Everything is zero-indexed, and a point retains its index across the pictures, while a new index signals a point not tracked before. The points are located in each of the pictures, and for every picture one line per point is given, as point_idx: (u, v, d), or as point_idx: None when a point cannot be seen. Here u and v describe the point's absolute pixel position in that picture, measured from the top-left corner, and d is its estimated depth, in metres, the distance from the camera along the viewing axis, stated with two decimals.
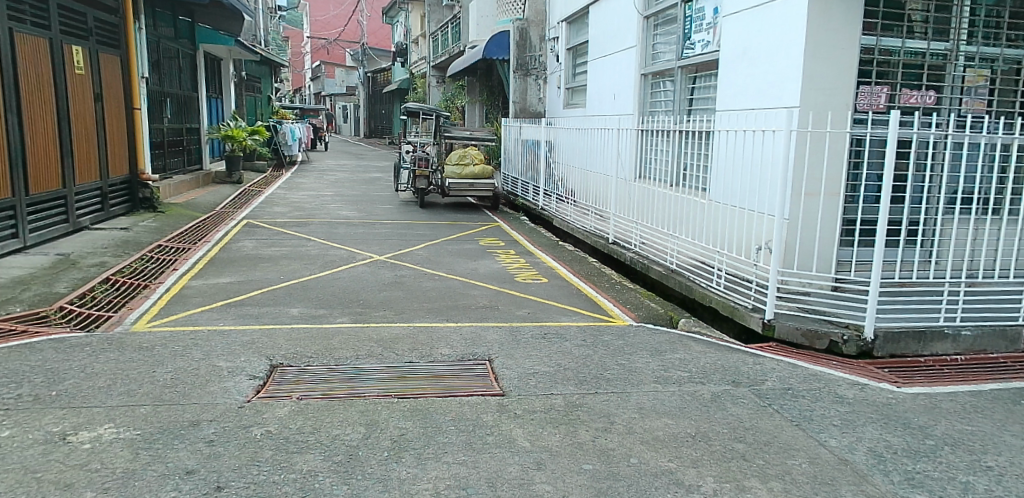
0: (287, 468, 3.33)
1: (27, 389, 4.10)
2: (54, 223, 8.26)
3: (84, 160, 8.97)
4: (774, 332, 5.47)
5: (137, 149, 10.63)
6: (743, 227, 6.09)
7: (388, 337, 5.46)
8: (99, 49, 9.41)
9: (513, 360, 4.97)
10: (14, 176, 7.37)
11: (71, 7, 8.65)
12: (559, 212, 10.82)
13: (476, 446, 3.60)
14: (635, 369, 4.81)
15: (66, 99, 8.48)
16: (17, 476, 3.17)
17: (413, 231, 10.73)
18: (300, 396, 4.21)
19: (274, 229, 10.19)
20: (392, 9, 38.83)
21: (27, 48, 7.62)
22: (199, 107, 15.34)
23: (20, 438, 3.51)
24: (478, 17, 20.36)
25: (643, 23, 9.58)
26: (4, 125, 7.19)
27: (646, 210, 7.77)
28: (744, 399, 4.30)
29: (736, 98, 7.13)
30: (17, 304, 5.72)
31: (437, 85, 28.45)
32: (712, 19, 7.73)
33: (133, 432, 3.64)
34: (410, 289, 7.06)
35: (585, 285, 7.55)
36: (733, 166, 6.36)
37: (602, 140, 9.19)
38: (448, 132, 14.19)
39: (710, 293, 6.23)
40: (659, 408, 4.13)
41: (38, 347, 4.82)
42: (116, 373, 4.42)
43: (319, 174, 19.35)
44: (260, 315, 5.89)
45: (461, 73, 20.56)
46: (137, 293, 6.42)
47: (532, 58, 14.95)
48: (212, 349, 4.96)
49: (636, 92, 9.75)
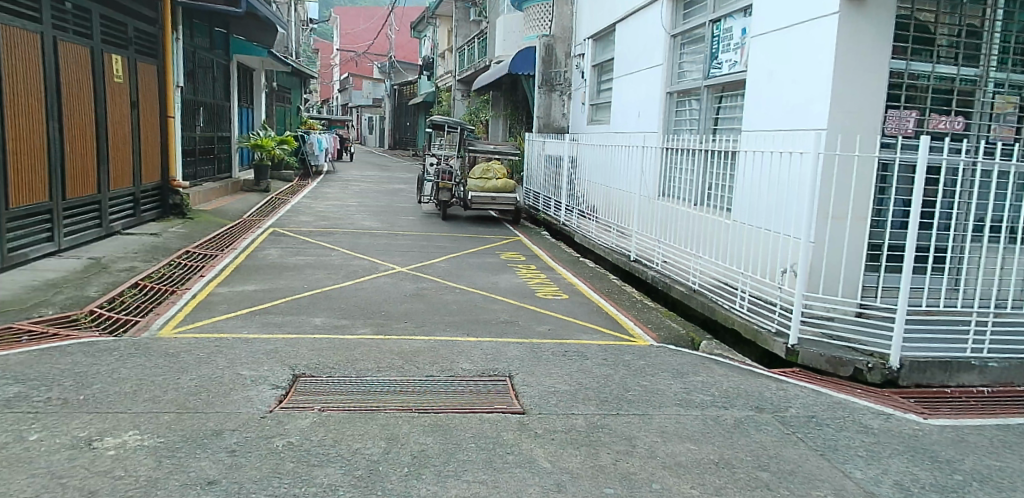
0: (308, 482, 3.35)
1: (56, 393, 4.17)
2: (87, 228, 8.41)
3: (119, 166, 9.15)
4: (798, 358, 5.41)
5: (169, 157, 10.84)
6: (768, 248, 6.04)
7: (409, 350, 5.48)
8: (137, 58, 9.62)
9: (534, 377, 4.97)
10: (52, 180, 7.51)
11: (112, 17, 8.86)
12: (581, 228, 10.84)
13: (496, 465, 3.60)
14: (656, 390, 4.79)
15: (105, 106, 8.67)
16: (44, 481, 3.21)
17: (435, 243, 10.79)
18: (322, 407, 4.25)
19: (299, 238, 10.31)
20: (418, 22, 39.29)
21: (69, 57, 7.81)
22: (230, 116, 15.56)
23: (48, 442, 3.57)
24: (505, 33, 20.63)
25: (670, 42, 9.62)
26: (45, 131, 7.36)
27: (669, 228, 7.75)
28: (767, 425, 4.26)
29: (762, 119, 7.12)
30: (49, 307, 5.83)
31: (462, 98, 29.06)
32: (740, 40, 7.77)
33: (157, 440, 3.69)
34: (431, 301, 7.10)
35: (606, 302, 7.54)
36: (757, 186, 6.34)
37: (626, 157, 9.19)
38: (472, 145, 14.24)
39: (734, 315, 6.19)
40: (681, 432, 4.10)
41: (67, 351, 4.90)
42: (143, 379, 4.48)
43: (343, 184, 19.44)
44: (284, 324, 5.96)
45: (486, 89, 20.80)
46: (164, 298, 6.51)
47: (557, 74, 15.06)
48: (237, 357, 5.02)
49: (661, 109, 9.75)
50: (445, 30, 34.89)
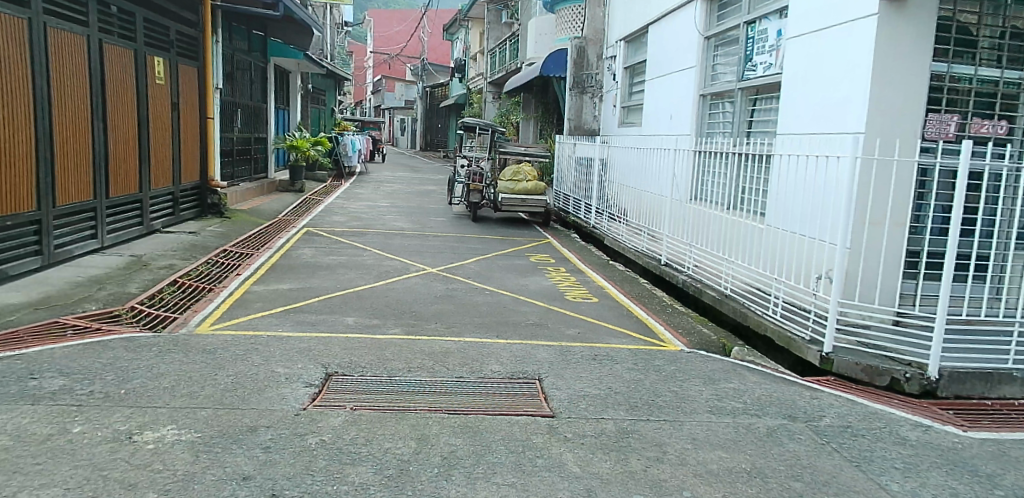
0: (340, 480, 3.39)
1: (98, 387, 4.29)
2: (129, 226, 8.62)
3: (160, 165, 9.37)
4: (833, 366, 5.32)
5: (208, 157, 11.06)
6: (802, 254, 5.94)
7: (439, 350, 5.52)
8: (178, 61, 9.84)
9: (563, 380, 4.97)
10: (96, 178, 7.71)
11: (155, 20, 9.08)
12: (611, 231, 10.80)
13: (525, 468, 3.60)
14: (687, 397, 4.75)
15: (147, 107, 8.88)
16: (86, 473, 3.30)
17: (465, 244, 10.84)
18: (353, 406, 4.30)
19: (332, 238, 10.44)
20: (451, 25, 39.47)
21: (114, 58, 8.02)
22: (267, 118, 15.83)
23: (90, 435, 3.67)
24: (536, 35, 20.68)
25: (703, 44, 9.55)
26: (91, 131, 7.57)
27: (701, 232, 7.69)
28: (801, 435, 4.20)
29: (798, 122, 7.02)
30: (93, 303, 5.99)
31: (493, 101, 29.18)
32: (776, 41, 7.68)
33: (195, 435, 3.77)
34: (461, 303, 7.13)
35: (636, 307, 7.50)
36: (792, 191, 6.25)
37: (658, 160, 9.13)
38: (503, 148, 14.47)
39: (766, 321, 6.11)
40: (712, 440, 4.06)
41: (109, 345, 5.03)
42: (181, 375, 4.58)
43: (375, 185, 19.61)
44: (317, 323, 6.04)
45: (518, 91, 20.86)
46: (202, 296, 6.64)
47: (588, 76, 15.03)
48: (271, 355, 5.10)
49: (693, 111, 9.67)
50: (477, 33, 35.05)
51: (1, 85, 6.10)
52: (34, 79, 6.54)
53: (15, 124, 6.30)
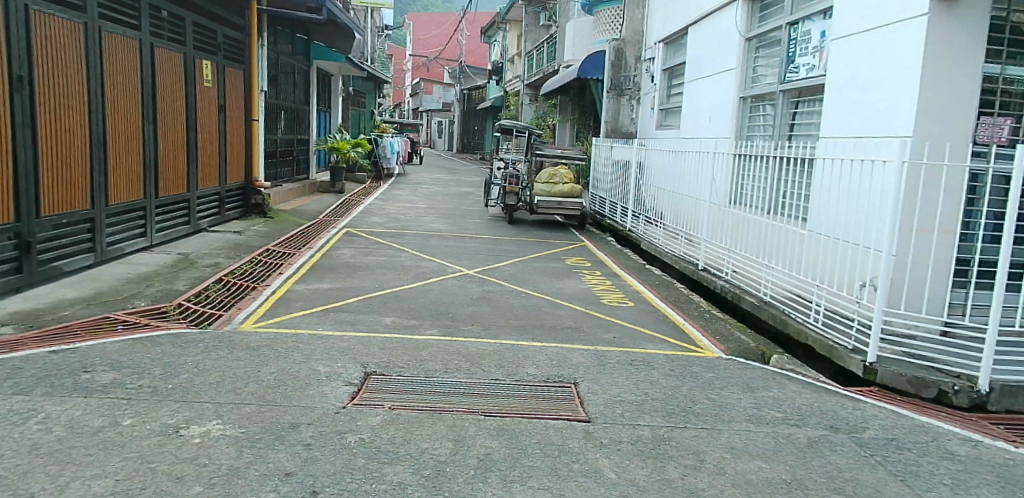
0: (378, 479, 3.44)
1: (147, 381, 4.41)
2: (177, 225, 8.85)
3: (206, 166, 9.60)
4: (876, 376, 5.19)
5: (252, 159, 11.30)
6: (845, 261, 5.82)
7: (475, 352, 5.56)
8: (225, 64, 10.08)
9: (600, 385, 4.95)
10: (146, 178, 7.93)
11: (204, 24, 9.32)
12: (647, 234, 10.73)
13: (561, 473, 3.60)
14: (726, 404, 4.70)
15: (195, 109, 9.12)
16: (136, 465, 3.40)
17: (501, 247, 10.87)
18: (392, 406, 4.35)
19: (371, 239, 10.57)
20: (489, 27, 39.65)
21: (164, 61, 8.24)
22: (310, 119, 16.08)
23: (139, 428, 3.78)
24: (574, 37, 20.64)
25: (744, 45, 9.43)
26: (141, 132, 7.79)
27: (741, 237, 7.58)
28: (844, 447, 4.12)
29: (842, 126, 6.89)
30: (142, 299, 6.16)
31: (530, 103, 29.24)
32: (819, 43, 7.55)
33: (239, 430, 3.85)
34: (497, 305, 7.16)
35: (673, 312, 7.44)
36: (836, 196, 6.13)
37: (697, 163, 9.04)
38: (539, 150, 14.04)
39: (807, 330, 5.99)
40: (752, 450, 4.01)
41: (158, 341, 5.18)
42: (225, 371, 4.69)
43: (413, 187, 19.78)
44: (356, 322, 6.12)
45: (555, 93, 20.86)
46: (245, 294, 6.79)
47: (626, 79, 14.92)
48: (312, 353, 5.19)
49: (733, 114, 9.55)
50: (515, 35, 35.12)
51: (57, 85, 6.31)
52: (88, 82, 6.77)
53: (71, 127, 6.53)
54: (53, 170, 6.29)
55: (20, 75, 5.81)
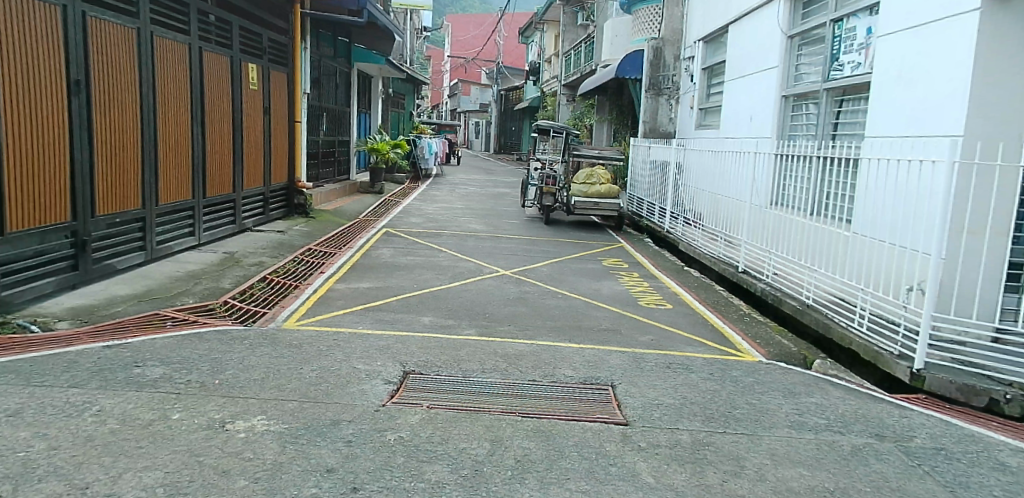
0: (417, 477, 3.48)
1: (195, 376, 4.54)
2: (223, 225, 9.07)
3: (252, 167, 9.82)
4: (924, 384, 5.06)
5: (295, 160, 11.52)
6: (891, 263, 5.69)
7: (513, 353, 5.57)
8: (270, 67, 10.30)
9: (637, 388, 4.93)
10: (194, 180, 8.15)
11: (250, 28, 9.53)
12: (686, 235, 10.62)
13: (599, 476, 3.60)
14: (766, 410, 4.64)
15: (242, 111, 9.33)
16: (184, 458, 3.50)
17: (538, 247, 10.88)
18: (430, 405, 4.40)
19: (409, 239, 10.68)
20: (527, 28, 39.68)
21: (211, 65, 8.46)
22: (350, 121, 16.31)
23: (188, 422, 3.89)
24: (613, 37, 20.51)
25: (786, 42, 9.28)
26: (190, 133, 7.99)
27: (782, 239, 7.47)
28: (889, 455, 4.03)
29: (889, 125, 6.73)
30: (190, 296, 6.33)
31: (567, 103, 29.18)
32: (865, 39, 7.39)
33: (282, 426, 3.94)
34: (534, 306, 7.17)
35: (712, 315, 7.35)
36: (883, 197, 5.99)
37: (737, 163, 8.92)
38: (577, 150, 14.26)
39: (851, 335, 5.87)
40: (793, 456, 3.95)
41: (205, 337, 5.32)
42: (269, 368, 4.80)
43: (450, 188, 19.91)
44: (395, 322, 6.20)
45: (592, 93, 20.77)
46: (288, 292, 6.93)
47: (665, 78, 14.76)
48: (352, 351, 5.27)
49: (775, 113, 9.39)
50: (553, 35, 35.05)
51: (111, 89, 6.52)
52: (140, 86, 6.98)
53: (124, 130, 6.74)
54: (108, 171, 6.51)
55: (78, 79, 6.02)
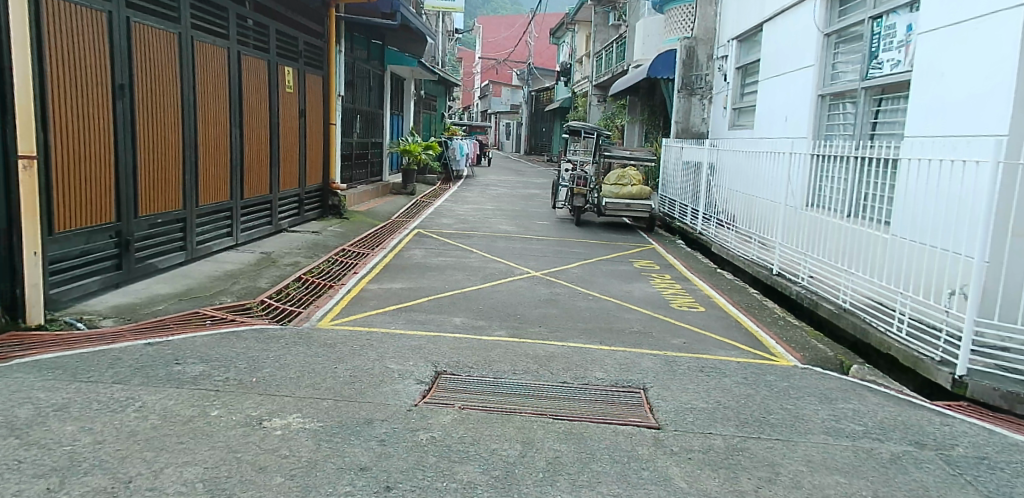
0: (449, 477, 3.51)
1: (233, 374, 4.63)
2: (260, 225, 9.22)
3: (287, 169, 9.97)
4: (967, 391, 4.95)
5: (329, 161, 11.67)
6: (931, 267, 5.56)
7: (543, 354, 5.58)
8: (306, 70, 10.45)
9: (670, 391, 4.90)
10: (232, 182, 8.30)
11: (287, 32, 9.68)
12: (719, 237, 10.51)
13: (631, 480, 3.59)
14: (802, 416, 4.57)
15: (279, 114, 9.50)
16: (223, 454, 3.57)
17: (569, 249, 10.86)
18: (462, 405, 4.43)
19: (441, 239, 10.75)
20: (558, 29, 39.64)
21: (249, 68, 8.61)
22: (383, 123, 16.47)
23: (226, 418, 3.97)
24: (644, 37, 20.38)
25: (823, 41, 9.12)
26: (228, 135, 8.15)
27: (818, 241, 7.35)
28: (930, 464, 3.95)
29: (930, 124, 6.58)
30: (228, 295, 6.46)
31: (598, 104, 29.09)
32: (905, 37, 7.24)
33: (317, 424, 4.00)
34: (565, 307, 7.16)
35: (745, 318, 7.26)
36: (923, 199, 5.86)
37: (772, 164, 8.80)
38: (608, 151, 14.10)
39: (890, 340, 5.75)
40: (830, 464, 3.89)
41: (243, 336, 5.42)
42: (305, 366, 4.87)
43: (481, 188, 20.00)
44: (427, 322, 6.25)
45: (624, 94, 20.68)
46: (322, 292, 7.03)
47: (697, 78, 14.65)
48: (385, 351, 5.33)
49: (811, 113, 9.24)
50: (584, 35, 34.94)
51: (154, 92, 6.68)
52: (181, 90, 7.13)
53: (166, 133, 6.90)
54: (150, 172, 6.68)
55: (123, 83, 6.19)
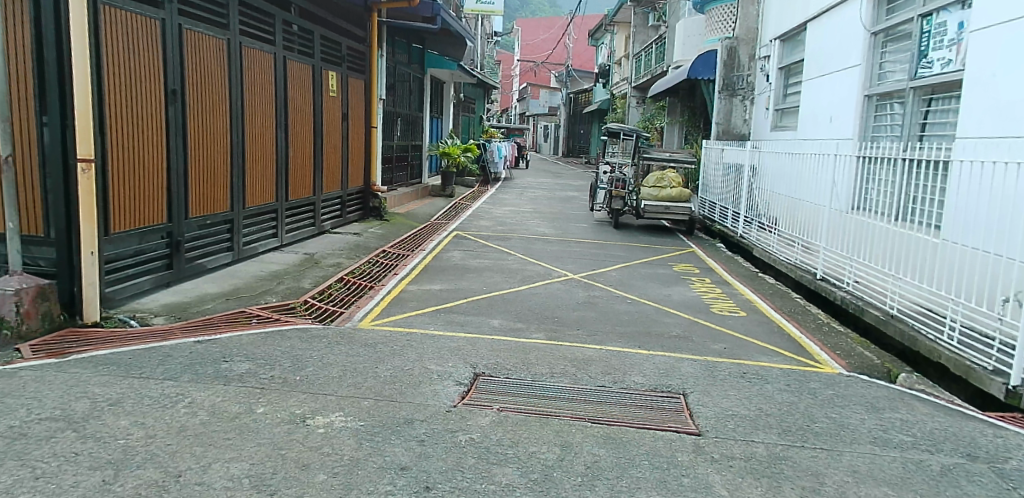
0: (488, 480, 3.53)
1: (277, 372, 4.73)
2: (304, 227, 9.40)
3: (330, 171, 10.14)
4: (1021, 401, 4.80)
5: (371, 164, 11.83)
6: (982, 272, 5.39)
7: (582, 358, 5.57)
8: (349, 74, 10.61)
9: (710, 397, 4.85)
10: (277, 184, 8.48)
11: (331, 37, 9.84)
12: (760, 240, 10.35)
13: (670, 486, 3.57)
14: (847, 425, 4.48)
15: (322, 118, 9.66)
16: (268, 451, 3.65)
17: (608, 252, 10.81)
18: (501, 407, 4.45)
19: (479, 242, 10.81)
20: (597, 31, 39.52)
21: (294, 73, 8.78)
22: (423, 126, 16.61)
23: (272, 416, 4.06)
24: (684, 37, 20.17)
25: (869, 40, 8.91)
26: (274, 139, 8.32)
27: (864, 246, 7.19)
28: (982, 477, 3.83)
29: (983, 125, 6.38)
30: (273, 295, 6.60)
31: (637, 106, 28.91)
32: (957, 35, 7.03)
33: (359, 423, 4.07)
34: (603, 310, 7.14)
35: (788, 323, 7.14)
36: (974, 203, 5.69)
37: (816, 166, 8.64)
38: (647, 154, 14.26)
39: (940, 348, 5.60)
40: (877, 475, 3.81)
41: (287, 335, 5.53)
42: (347, 366, 4.95)
43: (519, 191, 20.00)
44: (465, 324, 6.29)
45: (663, 95, 20.51)
46: (363, 292, 7.13)
47: (739, 78, 14.40)
48: (424, 352, 5.38)
49: (858, 114, 9.04)
50: (623, 37, 34.73)
51: (204, 97, 6.86)
52: (230, 95, 7.31)
53: (214, 137, 7.08)
54: (200, 175, 6.86)
55: (174, 89, 6.38)
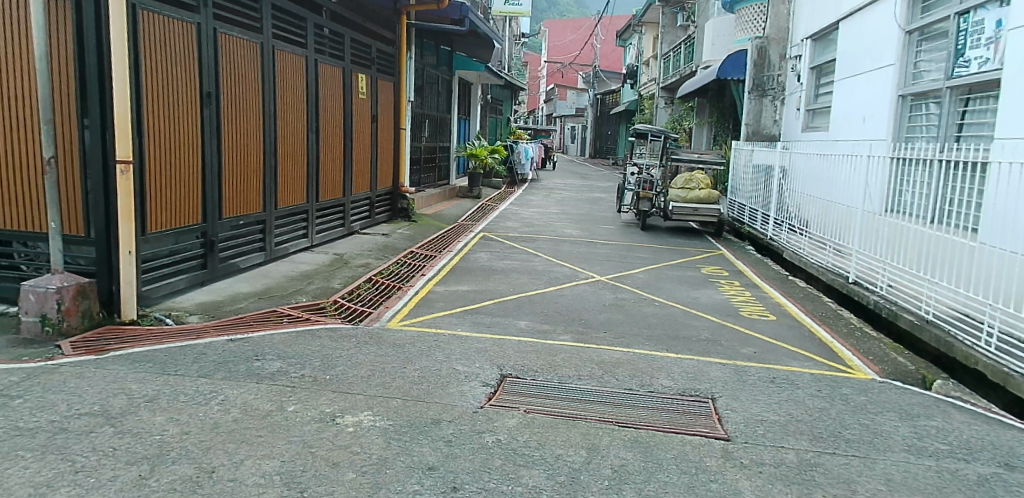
0: (515, 481, 3.54)
1: (308, 371, 4.80)
2: (333, 228, 9.50)
3: (359, 172, 10.24)
4: None
5: (399, 166, 11.92)
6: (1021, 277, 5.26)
7: (609, 360, 5.56)
8: (378, 76, 10.71)
9: (739, 402, 4.80)
10: (308, 186, 8.59)
11: (360, 39, 9.94)
12: (791, 243, 10.22)
13: (699, 491, 3.55)
14: (880, 432, 4.41)
15: (352, 119, 9.76)
16: (299, 449, 3.71)
17: (635, 254, 10.76)
18: (528, 409, 4.46)
19: (506, 243, 10.83)
20: (625, 31, 39.36)
21: (324, 75, 8.88)
22: (451, 127, 16.69)
23: (302, 414, 4.12)
24: (713, 37, 20.00)
25: (904, 39, 8.75)
26: (304, 140, 8.43)
27: (898, 249, 7.07)
28: (1020, 487, 3.74)
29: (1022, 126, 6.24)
30: (304, 295, 6.69)
31: (665, 106, 28.72)
32: (994, 33, 6.88)
33: (387, 422, 4.11)
34: (630, 313, 7.11)
35: (819, 328, 7.05)
36: (1013, 205, 5.56)
37: (849, 168, 8.51)
38: (675, 155, 14.13)
39: (977, 355, 5.49)
40: (911, 483, 3.74)
41: (317, 334, 5.61)
42: (376, 366, 5.00)
43: (546, 192, 19.99)
44: (492, 325, 6.31)
45: (692, 96, 20.36)
46: (392, 293, 7.19)
47: (769, 78, 14.17)
48: (452, 353, 5.42)
49: (892, 114, 8.89)
50: (651, 37, 34.54)
51: (237, 99, 6.98)
52: (263, 98, 7.43)
53: (247, 138, 7.20)
54: (233, 176, 6.98)
55: (210, 92, 6.50)
